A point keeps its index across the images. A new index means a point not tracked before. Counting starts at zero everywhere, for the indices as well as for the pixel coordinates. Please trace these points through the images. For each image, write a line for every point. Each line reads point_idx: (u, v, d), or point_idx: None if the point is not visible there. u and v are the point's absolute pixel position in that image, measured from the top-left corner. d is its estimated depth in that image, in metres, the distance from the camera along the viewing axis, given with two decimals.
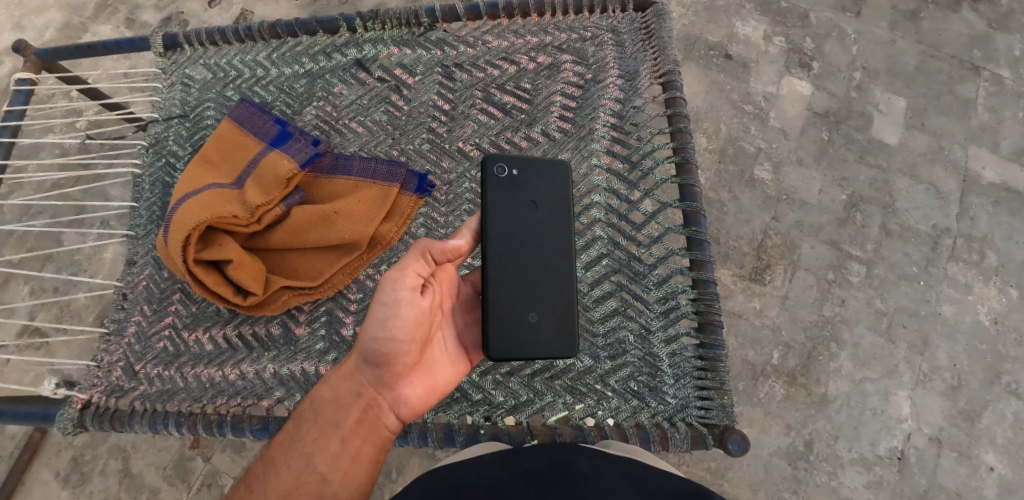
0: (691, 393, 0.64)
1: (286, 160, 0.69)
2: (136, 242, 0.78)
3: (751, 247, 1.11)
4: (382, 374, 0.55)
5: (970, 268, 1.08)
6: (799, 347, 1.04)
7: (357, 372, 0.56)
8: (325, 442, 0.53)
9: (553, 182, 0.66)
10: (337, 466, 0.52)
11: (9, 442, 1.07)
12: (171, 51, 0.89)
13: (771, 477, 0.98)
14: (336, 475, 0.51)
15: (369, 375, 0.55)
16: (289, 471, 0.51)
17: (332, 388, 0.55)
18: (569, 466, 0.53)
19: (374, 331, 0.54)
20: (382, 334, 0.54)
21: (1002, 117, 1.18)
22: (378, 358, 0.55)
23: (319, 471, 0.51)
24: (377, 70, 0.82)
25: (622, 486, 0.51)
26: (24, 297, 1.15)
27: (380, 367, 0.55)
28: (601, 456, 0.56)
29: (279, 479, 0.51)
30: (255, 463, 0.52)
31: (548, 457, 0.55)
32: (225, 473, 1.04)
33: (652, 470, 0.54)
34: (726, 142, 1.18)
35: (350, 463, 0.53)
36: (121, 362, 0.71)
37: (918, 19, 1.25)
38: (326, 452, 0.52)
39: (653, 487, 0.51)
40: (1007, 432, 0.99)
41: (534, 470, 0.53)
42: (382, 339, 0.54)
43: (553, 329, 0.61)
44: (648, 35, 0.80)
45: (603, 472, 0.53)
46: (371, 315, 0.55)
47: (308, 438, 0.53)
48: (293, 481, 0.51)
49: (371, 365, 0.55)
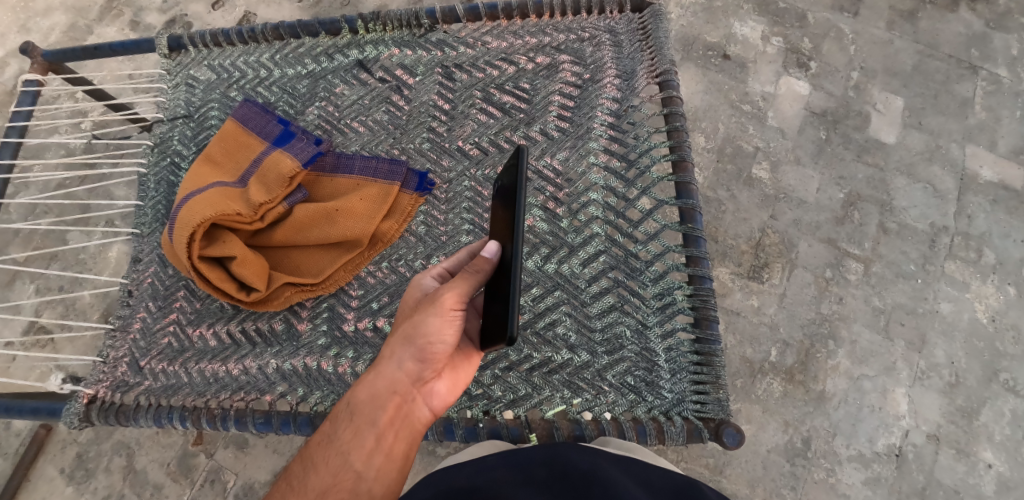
0: (687, 387, 0.65)
1: (290, 158, 0.70)
2: (142, 240, 0.79)
3: (749, 245, 1.11)
4: (423, 370, 0.53)
5: (967, 267, 1.08)
6: (796, 345, 1.05)
7: (395, 371, 0.53)
8: (361, 439, 0.50)
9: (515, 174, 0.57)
10: (372, 463, 0.50)
11: (14, 439, 1.08)
12: (176, 53, 0.91)
13: (769, 474, 0.98)
14: (372, 471, 0.49)
15: (408, 374, 0.53)
16: (327, 468, 0.49)
17: (369, 384, 0.53)
18: (570, 465, 0.53)
19: (425, 329, 0.52)
20: (433, 333, 0.52)
21: (1000, 115, 1.18)
22: (423, 356, 0.52)
23: (355, 468, 0.49)
24: (379, 70, 0.84)
25: (624, 482, 0.51)
26: (29, 296, 1.17)
27: (422, 363, 0.53)
28: (600, 454, 0.55)
29: (317, 477, 0.49)
30: (294, 461, 0.51)
31: (548, 458, 0.54)
32: (228, 469, 1.05)
33: (653, 468, 0.55)
34: (724, 141, 1.19)
35: (385, 459, 0.50)
36: (126, 357, 0.72)
37: (916, 19, 1.25)
38: (362, 450, 0.50)
39: (654, 485, 0.53)
40: (1005, 429, 0.99)
41: (537, 473, 0.53)
42: (432, 339, 0.52)
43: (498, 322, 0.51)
44: (645, 35, 0.82)
45: (604, 468, 0.53)
46: (421, 314, 0.53)
47: (343, 435, 0.51)
48: (330, 479, 0.49)
49: (413, 361, 0.53)
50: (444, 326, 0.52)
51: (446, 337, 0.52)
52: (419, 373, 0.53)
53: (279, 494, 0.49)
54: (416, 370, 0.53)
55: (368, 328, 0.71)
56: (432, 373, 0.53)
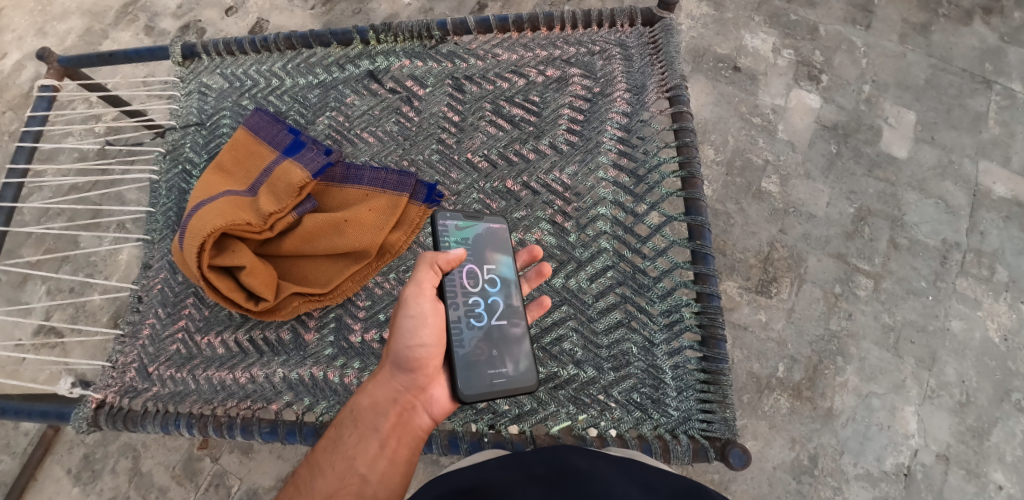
0: (693, 406, 0.65)
1: (300, 169, 0.70)
2: (152, 246, 0.80)
3: (757, 259, 1.11)
4: (416, 378, 0.54)
5: (979, 284, 1.07)
6: (804, 360, 1.04)
7: (390, 379, 0.54)
8: (366, 444, 0.51)
9: (506, 254, 0.65)
10: (377, 467, 0.50)
11: (22, 439, 1.09)
12: (189, 61, 0.92)
13: (774, 491, 0.97)
14: (376, 475, 0.50)
15: (403, 380, 0.54)
16: (333, 473, 0.49)
17: (370, 392, 0.53)
18: (569, 464, 0.53)
19: (405, 336, 0.55)
20: (411, 340, 0.55)
21: (1014, 130, 1.17)
22: (410, 363, 0.54)
23: (360, 472, 0.50)
24: (389, 81, 0.84)
25: (623, 482, 0.51)
26: (41, 297, 1.19)
27: (413, 372, 0.55)
28: (598, 456, 0.55)
29: (324, 481, 0.49)
30: (301, 466, 0.50)
31: (549, 458, 0.54)
32: (233, 474, 1.06)
33: (652, 469, 0.54)
34: (733, 154, 1.18)
35: (388, 463, 0.51)
36: (135, 363, 0.73)
37: (929, 32, 1.25)
38: (367, 454, 0.50)
39: (652, 482, 0.52)
40: (1016, 450, 0.97)
41: (537, 470, 0.52)
42: (413, 346, 0.54)
43: (505, 377, 0.59)
44: (656, 50, 0.82)
45: (603, 469, 0.52)
46: (399, 323, 0.55)
47: (348, 441, 0.51)
48: (336, 483, 0.49)
49: (404, 370, 0.54)
50: (420, 330, 0.55)
51: (427, 342, 0.55)
52: (412, 380, 0.54)
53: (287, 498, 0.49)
54: (408, 379, 0.54)
55: (374, 340, 0.71)
56: (425, 379, 0.55)
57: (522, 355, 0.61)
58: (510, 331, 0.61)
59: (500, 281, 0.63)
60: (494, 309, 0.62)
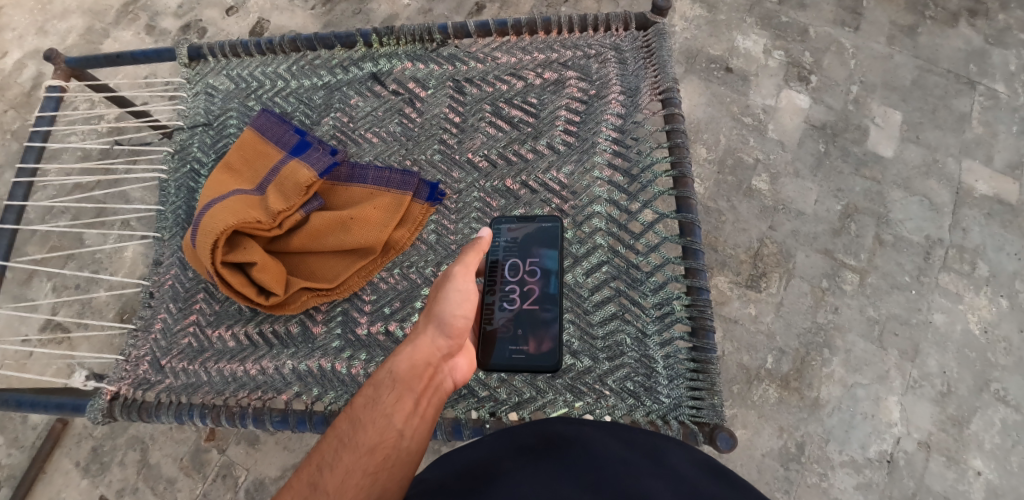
0: (684, 393, 0.68)
1: (307, 168, 0.73)
2: (162, 244, 0.83)
3: (747, 255, 1.14)
4: (450, 346, 0.57)
5: (961, 278, 1.11)
6: (792, 352, 1.08)
7: (429, 343, 0.56)
8: (405, 402, 0.51)
9: (552, 248, 0.70)
10: (412, 423, 0.51)
11: (31, 432, 1.12)
12: (195, 62, 0.94)
13: (763, 477, 1.01)
14: (412, 430, 0.50)
15: (441, 346, 0.56)
16: (373, 427, 0.49)
17: (408, 354, 0.54)
18: (556, 433, 0.52)
19: (449, 305, 0.57)
20: (454, 310, 0.57)
21: (996, 130, 1.21)
22: (449, 331, 0.57)
23: (398, 427, 0.50)
24: (392, 83, 0.87)
25: (608, 444, 0.51)
26: (47, 293, 1.21)
27: (449, 340, 0.57)
28: (585, 422, 0.55)
29: (365, 434, 0.49)
30: (339, 420, 0.50)
31: (537, 429, 0.54)
32: (239, 465, 1.09)
33: (636, 431, 0.55)
34: (724, 153, 1.22)
35: (422, 421, 0.52)
36: (148, 356, 0.76)
37: (915, 34, 1.29)
38: (405, 410, 0.51)
39: (636, 441, 0.52)
40: (995, 438, 1.01)
41: (526, 442, 0.52)
42: (455, 315, 0.57)
43: (525, 354, 0.64)
44: (649, 53, 0.85)
45: (589, 434, 0.52)
46: (444, 292, 0.58)
47: (388, 398, 0.51)
48: (375, 437, 0.49)
49: (442, 337, 0.56)
50: (463, 302, 0.58)
51: (466, 314, 0.58)
52: (448, 347, 0.56)
53: (325, 449, 0.48)
54: (444, 346, 0.56)
55: (380, 332, 0.74)
56: (457, 348, 0.57)
57: (546, 336, 0.65)
58: (540, 315, 0.66)
59: (541, 271, 0.69)
60: (528, 295, 0.67)
